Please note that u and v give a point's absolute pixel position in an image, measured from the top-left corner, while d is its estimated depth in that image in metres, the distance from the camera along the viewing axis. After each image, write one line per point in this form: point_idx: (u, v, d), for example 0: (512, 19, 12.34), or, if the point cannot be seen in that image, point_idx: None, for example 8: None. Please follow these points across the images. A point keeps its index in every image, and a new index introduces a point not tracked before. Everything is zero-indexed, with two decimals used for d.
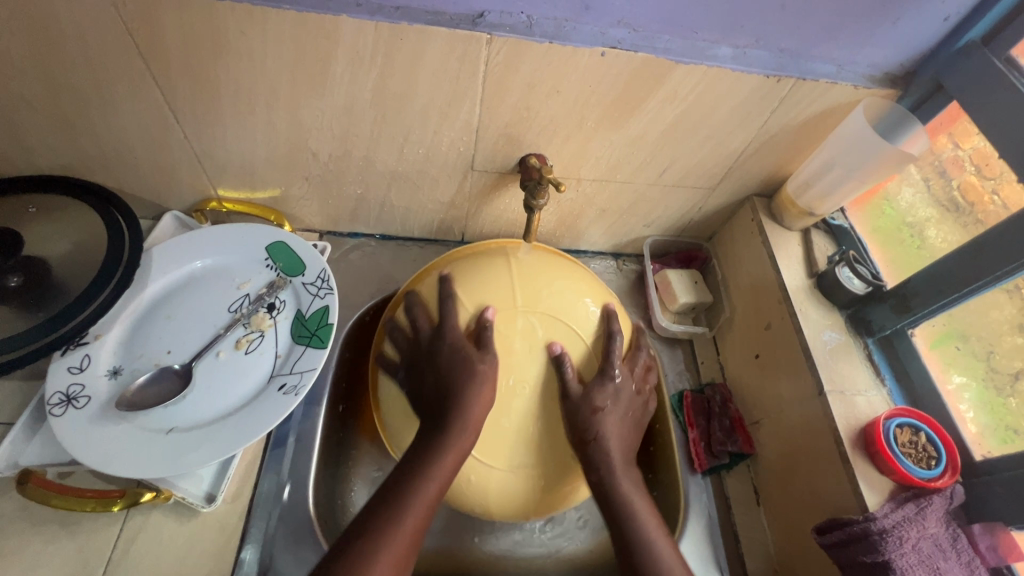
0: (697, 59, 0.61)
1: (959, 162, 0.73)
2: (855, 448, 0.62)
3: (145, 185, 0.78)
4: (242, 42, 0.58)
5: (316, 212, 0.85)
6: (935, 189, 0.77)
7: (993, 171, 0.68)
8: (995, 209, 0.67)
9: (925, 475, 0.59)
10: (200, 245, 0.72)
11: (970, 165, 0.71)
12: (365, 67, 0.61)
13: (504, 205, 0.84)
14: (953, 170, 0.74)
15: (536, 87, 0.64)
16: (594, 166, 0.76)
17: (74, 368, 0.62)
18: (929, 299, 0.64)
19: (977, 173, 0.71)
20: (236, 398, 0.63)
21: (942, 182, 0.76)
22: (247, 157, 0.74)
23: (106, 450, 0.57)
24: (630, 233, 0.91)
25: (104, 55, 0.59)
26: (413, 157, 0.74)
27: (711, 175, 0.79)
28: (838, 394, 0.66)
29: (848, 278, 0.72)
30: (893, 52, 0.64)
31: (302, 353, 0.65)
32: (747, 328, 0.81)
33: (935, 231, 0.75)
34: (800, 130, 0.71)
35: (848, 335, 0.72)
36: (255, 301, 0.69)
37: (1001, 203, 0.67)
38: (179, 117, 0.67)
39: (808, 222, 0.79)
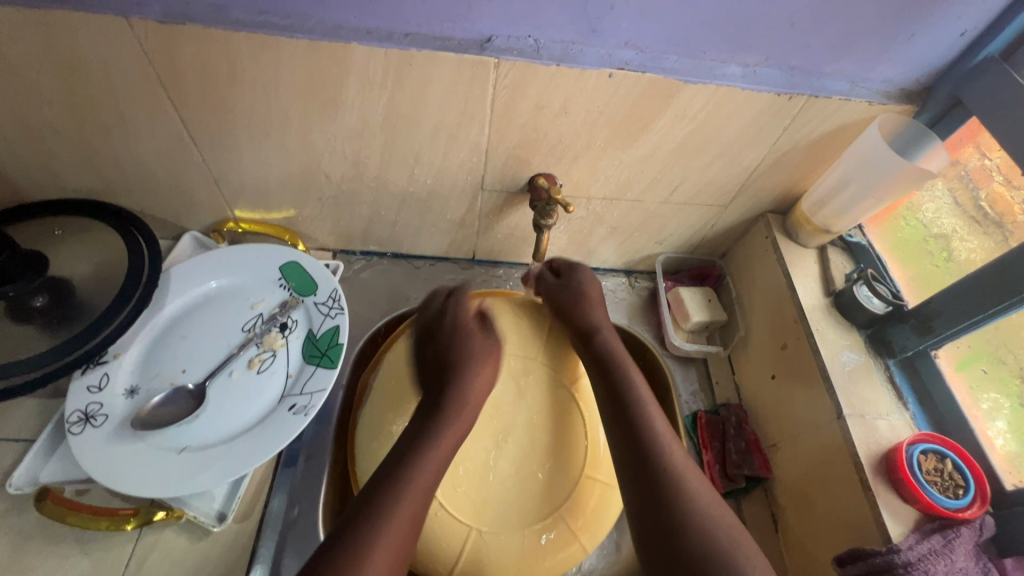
0: (706, 79, 0.61)
1: (987, 171, 0.68)
2: (877, 476, 0.59)
3: (164, 207, 0.80)
4: (256, 70, 0.60)
5: (330, 231, 0.86)
6: (962, 200, 0.72)
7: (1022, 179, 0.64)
8: None
9: (952, 505, 0.56)
10: (217, 266, 0.74)
11: (998, 175, 0.66)
12: (375, 92, 0.62)
13: (514, 223, 0.84)
14: (981, 180, 0.69)
15: (544, 109, 0.64)
16: (605, 185, 0.76)
17: (93, 387, 0.63)
18: (952, 320, 0.62)
19: (1006, 183, 0.66)
20: (248, 417, 0.63)
21: (968, 193, 0.71)
22: (262, 179, 0.76)
23: (122, 469, 0.58)
24: (642, 250, 0.90)
25: (127, 84, 0.61)
26: (424, 178, 0.75)
27: (724, 192, 0.78)
28: (858, 418, 0.64)
29: (867, 297, 0.70)
30: (908, 68, 0.63)
31: (313, 373, 0.66)
32: (762, 348, 0.79)
33: (963, 245, 0.71)
34: (814, 147, 0.70)
35: (868, 355, 0.69)
36: (268, 320, 0.70)
37: None
38: (196, 141, 0.69)
39: (824, 239, 0.78)
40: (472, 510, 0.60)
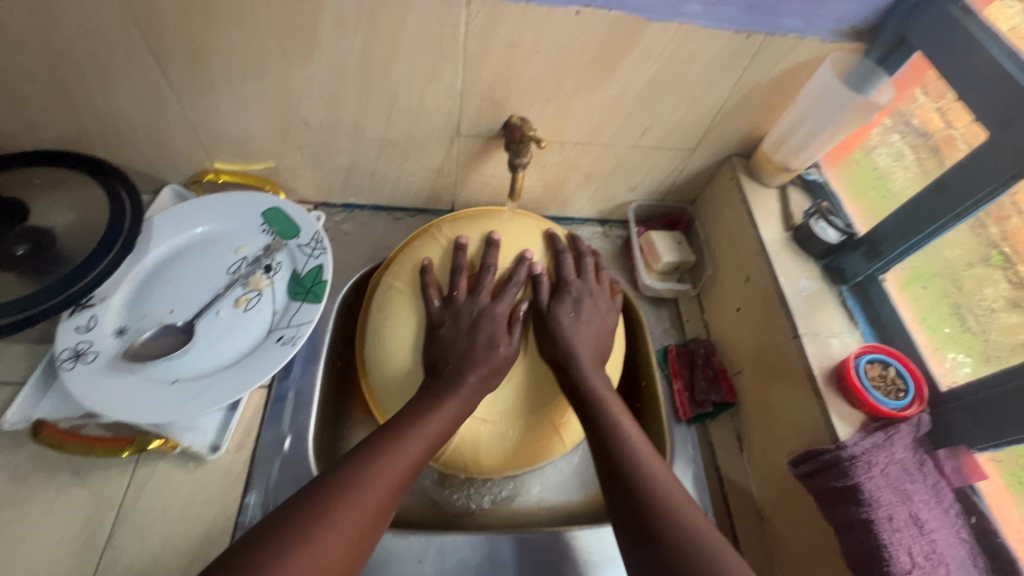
0: (669, 17, 0.64)
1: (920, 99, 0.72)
2: (827, 384, 0.65)
3: (142, 158, 0.81)
4: (231, 9, 0.61)
5: (310, 183, 0.87)
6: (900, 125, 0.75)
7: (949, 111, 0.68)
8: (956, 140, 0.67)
9: (894, 405, 0.62)
10: (200, 213, 0.75)
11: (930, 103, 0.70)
12: (350, 32, 0.64)
13: (491, 171, 0.87)
14: (924, 120, 0.72)
15: (516, 48, 0.67)
16: (577, 128, 0.79)
17: (81, 328, 0.65)
18: (896, 241, 0.67)
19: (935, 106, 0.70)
20: (236, 350, 0.65)
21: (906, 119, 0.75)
22: (241, 128, 0.77)
23: (117, 400, 0.60)
24: (615, 197, 0.94)
25: (101, 25, 0.62)
26: (401, 124, 0.77)
27: (690, 135, 0.81)
28: (813, 336, 0.69)
29: (823, 228, 0.75)
30: (858, 6, 0.66)
31: (298, 308, 0.68)
32: (728, 283, 0.84)
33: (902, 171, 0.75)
34: (773, 86, 0.74)
35: (823, 282, 0.74)
36: (253, 263, 0.72)
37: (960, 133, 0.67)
38: (173, 87, 0.70)
39: (784, 178, 0.82)
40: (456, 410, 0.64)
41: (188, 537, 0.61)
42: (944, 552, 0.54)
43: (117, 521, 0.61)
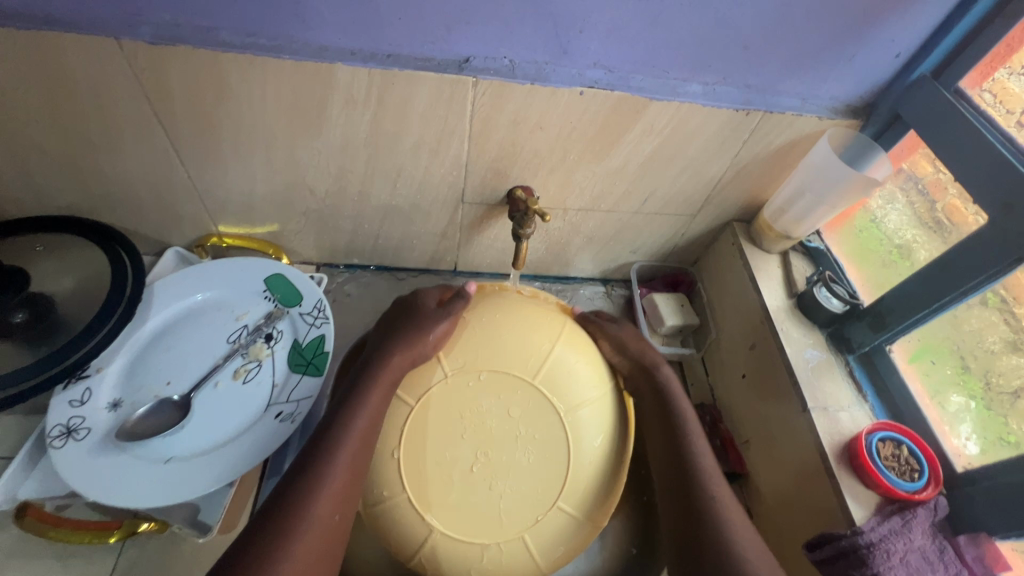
0: (670, 96, 0.66)
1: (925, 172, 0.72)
2: (839, 463, 0.63)
3: (147, 223, 0.81)
4: (244, 89, 0.62)
5: (313, 245, 0.88)
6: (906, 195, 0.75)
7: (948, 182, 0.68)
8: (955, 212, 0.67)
9: (909, 487, 0.60)
10: (202, 279, 0.75)
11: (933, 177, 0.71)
12: (359, 109, 0.65)
13: (494, 235, 0.87)
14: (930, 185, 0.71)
15: (521, 124, 0.68)
16: (580, 196, 0.80)
17: (75, 401, 0.63)
18: (903, 315, 0.66)
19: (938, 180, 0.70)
20: (233, 426, 0.64)
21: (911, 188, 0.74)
22: (248, 195, 0.77)
23: (109, 481, 0.58)
24: (617, 259, 0.94)
25: (116, 103, 0.63)
26: (406, 191, 0.78)
27: (691, 202, 0.83)
28: (822, 410, 0.68)
29: (827, 297, 0.74)
30: (852, 86, 0.68)
31: (299, 381, 0.67)
32: (733, 349, 0.83)
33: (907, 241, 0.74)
34: (772, 158, 0.75)
35: (829, 352, 0.74)
36: (254, 331, 0.71)
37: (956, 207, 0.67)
38: (183, 158, 0.71)
39: (786, 245, 0.82)
40: (449, 509, 0.61)
41: None
42: None
43: None
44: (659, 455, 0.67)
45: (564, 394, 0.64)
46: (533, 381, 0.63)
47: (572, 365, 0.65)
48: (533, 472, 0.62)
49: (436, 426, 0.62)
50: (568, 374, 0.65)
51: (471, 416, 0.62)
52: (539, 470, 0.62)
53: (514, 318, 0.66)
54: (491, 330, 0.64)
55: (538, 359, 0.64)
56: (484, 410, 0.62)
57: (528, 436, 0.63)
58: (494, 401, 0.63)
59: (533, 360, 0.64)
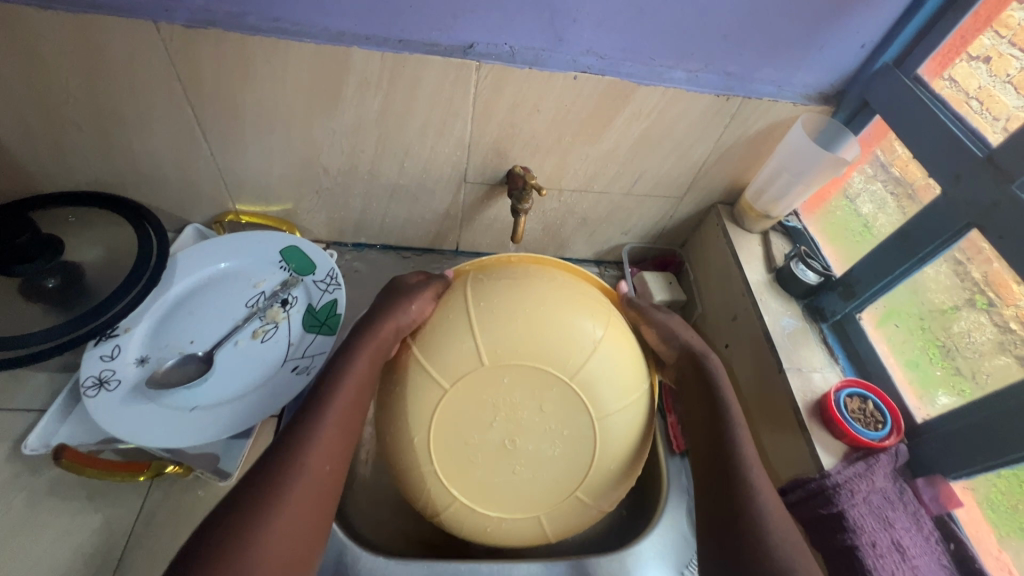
0: (656, 81, 0.72)
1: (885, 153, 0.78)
2: (811, 417, 0.68)
3: (169, 199, 0.87)
4: (267, 70, 0.68)
5: (324, 224, 0.93)
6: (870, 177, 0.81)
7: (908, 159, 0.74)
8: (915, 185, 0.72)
9: (874, 436, 0.65)
10: (221, 250, 0.80)
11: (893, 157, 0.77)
12: (372, 91, 0.71)
13: (494, 215, 0.93)
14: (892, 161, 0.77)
15: (520, 107, 0.74)
16: (574, 177, 0.86)
17: (106, 356, 0.69)
18: (869, 283, 0.72)
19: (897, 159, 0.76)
20: (252, 379, 0.69)
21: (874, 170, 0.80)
22: (265, 173, 0.83)
23: (139, 425, 0.64)
24: (610, 240, 1.00)
25: (149, 81, 0.69)
26: (412, 171, 0.83)
27: (678, 184, 0.89)
28: (796, 371, 0.73)
29: (803, 270, 0.80)
30: (823, 74, 0.75)
31: (313, 340, 0.73)
32: (717, 322, 0.89)
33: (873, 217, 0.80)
34: (752, 142, 0.81)
35: (805, 321, 0.79)
36: (271, 297, 0.76)
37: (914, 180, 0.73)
38: (206, 135, 0.76)
39: (766, 225, 0.88)
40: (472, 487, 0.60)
41: None
42: None
43: (127, 545, 0.63)
44: (699, 443, 0.63)
45: (601, 388, 0.58)
46: (569, 380, 0.57)
47: (615, 358, 0.59)
48: (561, 459, 0.59)
49: (457, 413, 0.57)
50: (610, 365, 0.59)
51: (499, 403, 0.57)
52: (564, 461, 0.60)
53: (552, 303, 0.58)
54: (529, 313, 0.56)
55: (581, 350, 0.57)
56: (510, 400, 0.57)
57: (560, 427, 0.58)
58: (527, 394, 0.57)
59: (574, 353, 0.57)
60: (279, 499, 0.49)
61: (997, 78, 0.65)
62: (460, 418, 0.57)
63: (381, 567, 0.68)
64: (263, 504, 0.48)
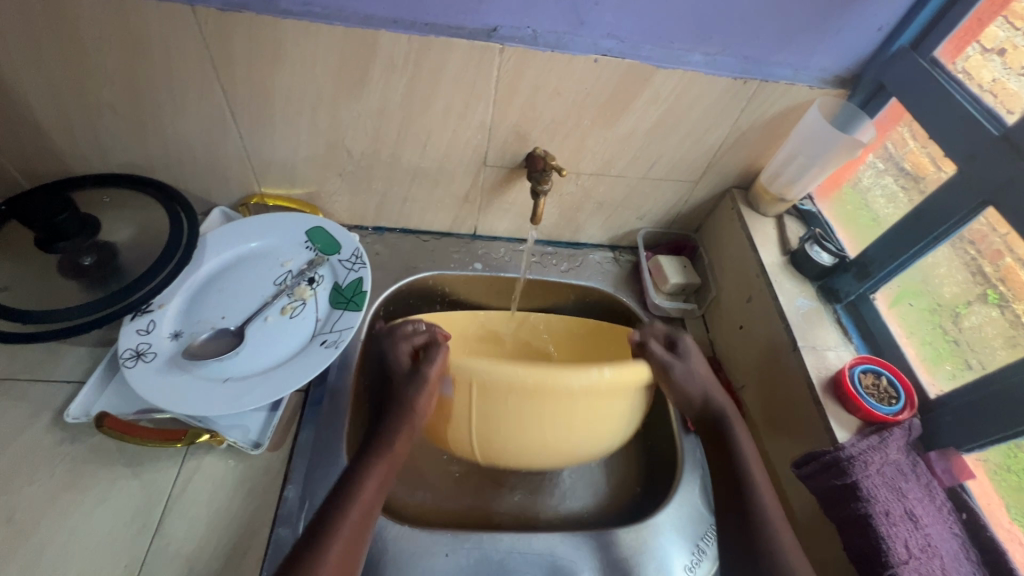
0: (675, 65, 0.74)
1: (900, 137, 0.78)
2: (825, 392, 0.70)
3: (198, 183, 0.89)
4: (297, 54, 0.70)
5: (347, 207, 0.95)
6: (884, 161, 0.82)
7: (923, 139, 0.74)
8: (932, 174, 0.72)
9: (888, 410, 0.67)
10: (250, 232, 0.83)
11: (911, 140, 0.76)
12: (397, 74, 0.73)
13: (512, 199, 0.95)
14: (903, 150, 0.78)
15: (541, 90, 0.76)
16: (592, 161, 0.87)
17: (142, 330, 0.71)
18: (883, 262, 0.73)
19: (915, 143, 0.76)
20: (282, 353, 0.71)
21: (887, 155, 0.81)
22: (291, 156, 0.85)
23: (174, 394, 0.66)
24: (625, 225, 1.01)
25: (183, 67, 0.71)
26: (434, 154, 0.85)
27: (694, 169, 0.90)
28: (811, 348, 0.75)
29: (817, 252, 0.81)
30: (839, 58, 0.76)
31: (340, 315, 0.74)
32: (731, 304, 0.91)
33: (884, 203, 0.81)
34: (768, 126, 0.83)
35: (819, 301, 0.81)
36: (298, 275, 0.79)
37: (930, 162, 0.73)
38: (236, 119, 0.79)
39: (781, 208, 0.89)
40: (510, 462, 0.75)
41: (230, 528, 0.65)
42: (939, 546, 0.59)
43: (165, 510, 0.66)
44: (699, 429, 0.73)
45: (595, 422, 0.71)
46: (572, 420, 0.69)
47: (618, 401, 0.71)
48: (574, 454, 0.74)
49: (487, 426, 0.70)
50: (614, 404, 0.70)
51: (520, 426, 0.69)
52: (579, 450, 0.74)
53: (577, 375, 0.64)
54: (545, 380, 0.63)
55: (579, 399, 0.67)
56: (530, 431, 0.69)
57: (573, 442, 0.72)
58: (535, 421, 0.68)
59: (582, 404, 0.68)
60: (341, 516, 0.57)
61: (1010, 72, 0.66)
62: (490, 431, 0.70)
63: (405, 535, 0.71)
64: (321, 533, 0.55)
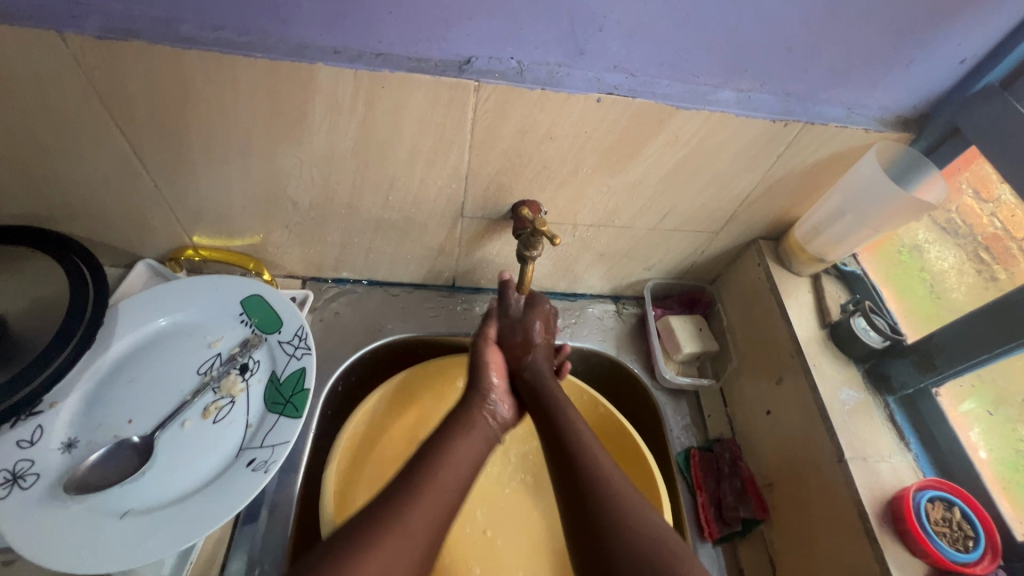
0: (699, 104, 0.58)
1: (958, 187, 0.70)
2: (882, 525, 0.56)
3: (113, 233, 0.73)
4: (212, 92, 0.54)
5: (299, 258, 0.80)
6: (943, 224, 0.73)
7: (990, 193, 0.67)
8: (996, 229, 0.67)
9: (962, 558, 0.53)
10: (173, 302, 0.67)
11: (968, 189, 0.69)
12: (344, 115, 0.57)
13: (496, 250, 0.79)
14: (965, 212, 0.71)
15: (528, 134, 0.60)
16: (592, 212, 0.72)
17: (24, 442, 0.56)
18: (955, 357, 0.59)
19: (974, 195, 0.70)
20: (200, 474, 0.57)
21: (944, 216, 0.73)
22: (223, 206, 0.69)
23: (56, 540, 0.51)
24: (630, 276, 0.86)
25: (68, 106, 0.55)
26: (399, 204, 0.70)
27: (715, 218, 0.75)
28: (860, 461, 0.60)
29: (864, 329, 0.68)
30: (906, 95, 0.60)
31: (275, 423, 0.60)
32: (755, 381, 0.76)
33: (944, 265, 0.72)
34: (809, 173, 0.67)
35: (867, 392, 0.67)
36: (227, 362, 0.65)
37: (1002, 225, 0.67)
38: (147, 164, 0.63)
39: (818, 268, 0.75)
40: None
41: None
42: None
43: None
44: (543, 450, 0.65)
45: None
46: None
47: None
48: None
49: None
50: None
51: None
52: None
53: None
54: None
55: None
56: None
57: None
58: None
59: None
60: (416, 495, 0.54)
61: None
62: None
63: None
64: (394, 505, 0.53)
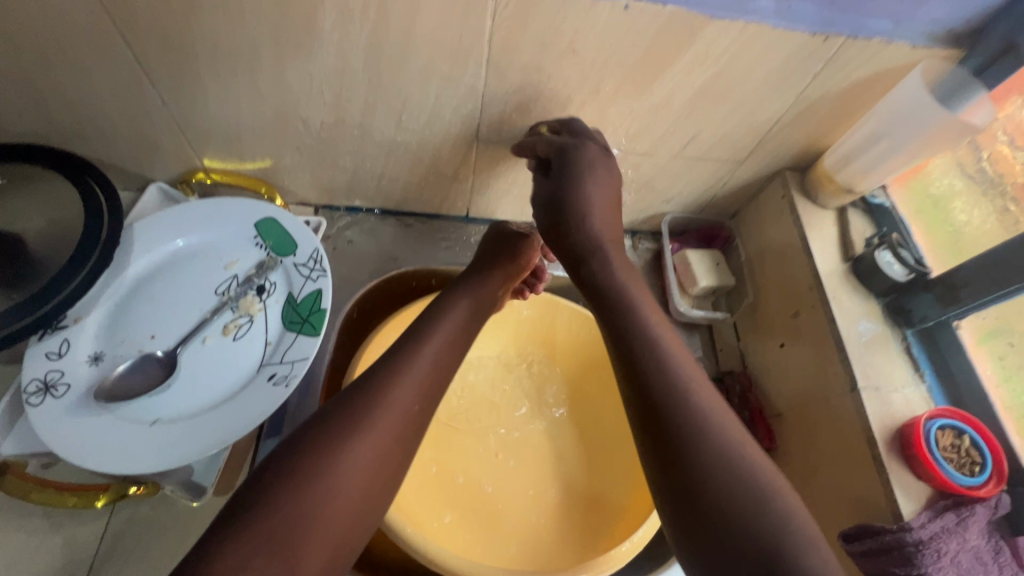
0: (734, 14, 0.54)
1: (992, 134, 0.72)
2: (890, 451, 0.57)
3: (123, 156, 0.72)
4: None
5: (311, 184, 0.79)
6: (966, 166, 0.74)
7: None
8: None
9: (967, 482, 0.54)
10: (185, 223, 0.67)
11: (1005, 136, 0.71)
12: (355, 24, 0.54)
13: (511, 177, 0.77)
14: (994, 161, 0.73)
15: (549, 46, 0.57)
16: (612, 137, 0.69)
17: (52, 354, 0.57)
18: (982, 290, 0.58)
19: (1008, 143, 0.71)
20: (222, 387, 0.59)
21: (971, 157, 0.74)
22: (232, 125, 0.67)
23: (89, 443, 0.53)
24: (648, 208, 0.84)
25: (65, 11, 0.52)
26: (413, 126, 0.67)
27: (741, 146, 0.71)
28: (873, 390, 0.61)
29: (888, 262, 0.66)
30: (961, 6, 0.54)
31: (293, 341, 0.62)
32: (771, 315, 0.75)
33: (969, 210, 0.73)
34: (845, 96, 0.63)
35: (885, 325, 0.66)
36: (244, 283, 0.65)
37: None
38: (152, 79, 0.60)
39: (845, 200, 0.72)
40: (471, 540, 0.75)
41: None
42: None
43: (92, 569, 0.56)
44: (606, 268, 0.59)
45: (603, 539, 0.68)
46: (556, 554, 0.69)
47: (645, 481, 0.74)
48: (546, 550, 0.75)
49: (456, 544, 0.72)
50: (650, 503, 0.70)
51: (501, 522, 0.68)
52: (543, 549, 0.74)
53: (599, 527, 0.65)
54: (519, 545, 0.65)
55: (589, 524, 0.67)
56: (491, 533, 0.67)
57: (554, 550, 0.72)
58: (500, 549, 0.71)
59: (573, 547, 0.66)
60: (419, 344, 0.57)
61: None
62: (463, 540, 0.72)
63: None
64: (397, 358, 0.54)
